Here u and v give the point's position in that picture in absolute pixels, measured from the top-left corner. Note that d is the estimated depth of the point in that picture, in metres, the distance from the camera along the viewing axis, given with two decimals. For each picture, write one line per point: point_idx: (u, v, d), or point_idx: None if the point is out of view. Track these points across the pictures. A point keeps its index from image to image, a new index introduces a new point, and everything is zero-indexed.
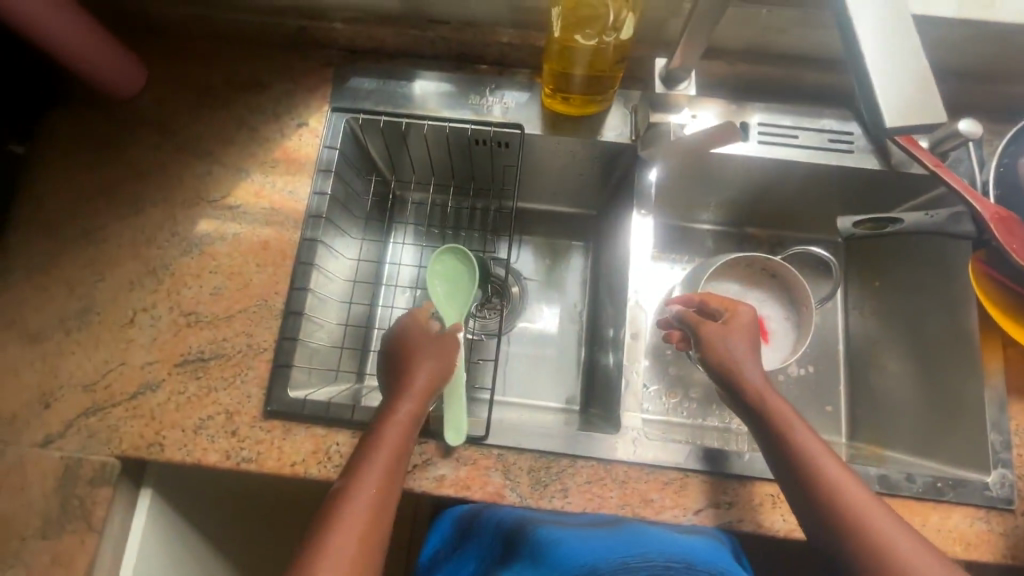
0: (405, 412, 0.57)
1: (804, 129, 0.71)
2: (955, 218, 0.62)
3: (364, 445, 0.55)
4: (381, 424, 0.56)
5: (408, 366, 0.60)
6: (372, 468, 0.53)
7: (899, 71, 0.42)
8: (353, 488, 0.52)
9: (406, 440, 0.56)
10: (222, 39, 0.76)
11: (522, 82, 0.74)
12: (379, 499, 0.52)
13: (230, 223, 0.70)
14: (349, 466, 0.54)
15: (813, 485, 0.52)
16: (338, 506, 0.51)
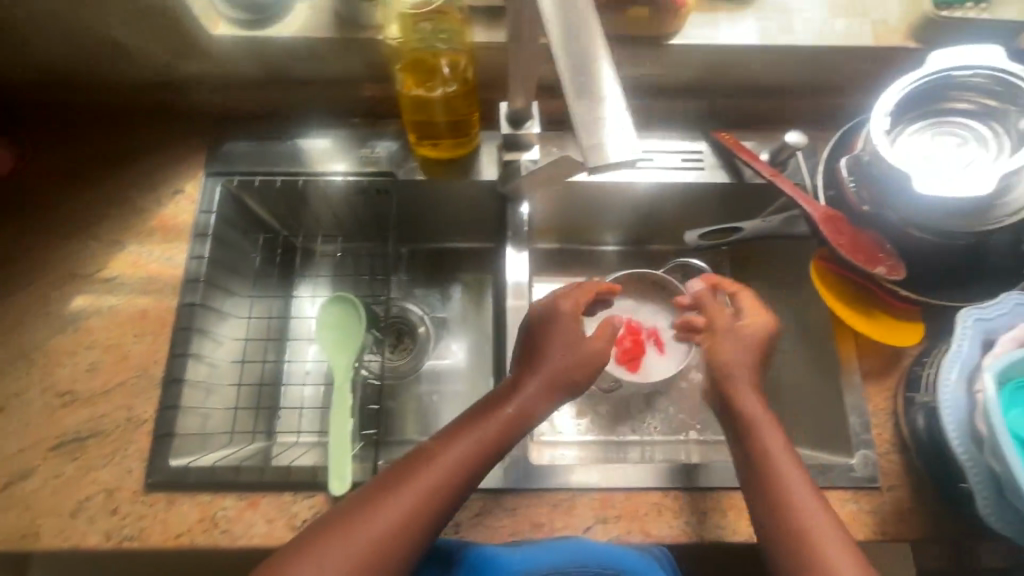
0: (518, 403, 0.58)
1: (657, 151, 0.75)
2: (788, 221, 0.69)
3: (464, 425, 0.57)
4: (492, 411, 0.58)
5: (541, 357, 0.60)
6: (457, 448, 0.55)
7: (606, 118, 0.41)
8: (436, 458, 0.54)
9: (505, 433, 0.57)
10: (91, 115, 0.76)
11: (391, 131, 0.77)
12: (449, 479, 0.53)
13: (105, 296, 0.70)
14: (443, 433, 0.57)
15: (777, 467, 0.55)
16: (416, 470, 0.53)
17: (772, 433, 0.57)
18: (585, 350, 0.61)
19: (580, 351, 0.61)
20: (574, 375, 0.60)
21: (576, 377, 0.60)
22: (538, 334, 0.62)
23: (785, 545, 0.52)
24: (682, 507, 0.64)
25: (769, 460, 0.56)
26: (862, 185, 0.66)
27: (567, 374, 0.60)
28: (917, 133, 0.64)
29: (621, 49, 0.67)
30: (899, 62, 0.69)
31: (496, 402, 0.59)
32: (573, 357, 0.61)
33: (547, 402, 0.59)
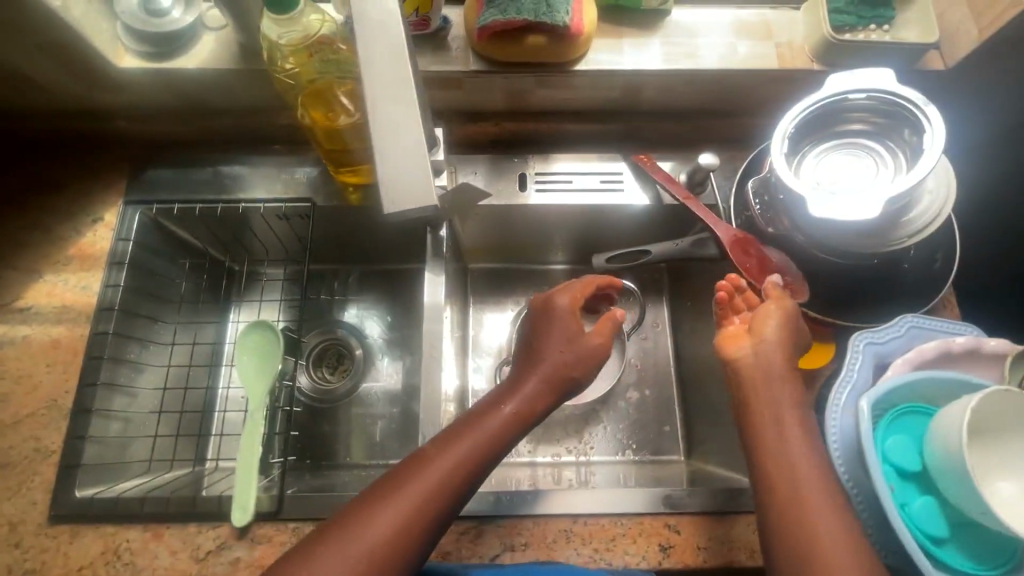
0: (522, 400, 0.59)
1: (577, 174, 0.77)
2: (699, 242, 0.72)
3: (462, 423, 0.56)
4: (492, 409, 0.57)
5: (544, 352, 0.61)
6: (461, 444, 0.54)
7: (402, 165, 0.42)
8: (437, 454, 0.53)
9: (507, 432, 0.57)
10: (15, 145, 0.77)
11: (313, 157, 0.78)
12: (452, 476, 0.52)
13: (19, 326, 0.70)
14: (446, 433, 0.56)
15: (783, 455, 0.50)
16: (419, 467, 0.52)
17: (787, 420, 0.52)
18: (584, 347, 0.61)
19: (578, 349, 0.61)
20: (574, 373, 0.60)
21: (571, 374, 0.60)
22: (543, 333, 0.63)
23: (789, 541, 0.46)
24: (591, 533, 0.63)
25: (769, 449, 0.51)
26: (767, 207, 0.66)
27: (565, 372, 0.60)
28: (817, 156, 0.65)
29: (526, 75, 0.68)
30: (802, 84, 0.70)
31: (497, 400, 0.59)
32: (571, 355, 0.61)
33: (547, 400, 0.60)
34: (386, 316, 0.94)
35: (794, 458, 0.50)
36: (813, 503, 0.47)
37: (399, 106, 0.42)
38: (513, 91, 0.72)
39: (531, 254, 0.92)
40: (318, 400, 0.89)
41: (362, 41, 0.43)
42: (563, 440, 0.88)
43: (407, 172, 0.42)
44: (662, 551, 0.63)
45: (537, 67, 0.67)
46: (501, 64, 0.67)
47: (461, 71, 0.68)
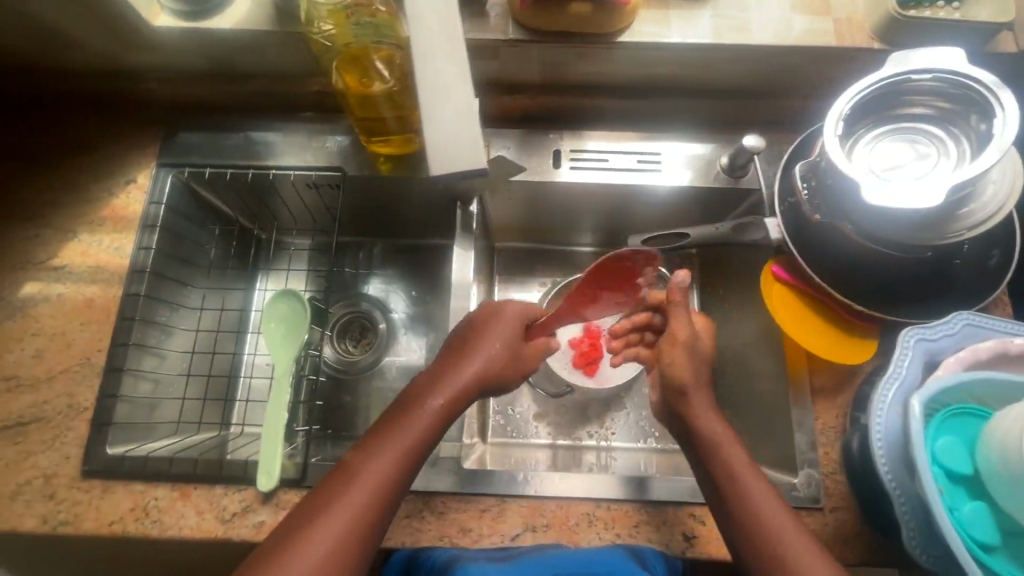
0: (447, 395, 0.59)
1: (614, 152, 0.75)
2: (741, 228, 0.68)
3: (388, 427, 0.56)
4: (414, 409, 0.57)
5: (468, 346, 0.63)
6: (394, 450, 0.54)
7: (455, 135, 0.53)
8: (367, 464, 0.53)
9: (433, 426, 0.57)
10: (52, 104, 0.77)
11: (345, 127, 0.76)
12: (385, 484, 0.52)
13: (55, 284, 0.70)
14: (367, 437, 0.56)
15: (744, 509, 0.52)
16: (352, 479, 0.52)
17: (741, 465, 0.55)
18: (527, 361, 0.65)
19: (518, 360, 0.64)
20: (504, 367, 0.63)
21: (496, 371, 0.62)
22: (468, 329, 0.65)
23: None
24: (613, 519, 0.62)
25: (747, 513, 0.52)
26: (815, 194, 0.63)
27: (487, 373, 0.62)
28: (871, 140, 0.61)
29: (566, 46, 0.65)
30: (859, 64, 0.66)
31: (418, 398, 0.59)
32: (500, 354, 0.63)
33: (469, 393, 0.60)
34: (411, 290, 0.94)
35: (773, 522, 0.51)
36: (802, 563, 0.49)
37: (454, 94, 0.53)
38: (551, 64, 0.70)
39: (558, 235, 0.90)
40: (342, 372, 0.89)
41: (419, 43, 0.54)
42: (584, 424, 0.87)
43: (456, 140, 0.53)
44: (686, 541, 0.62)
45: (578, 38, 0.64)
46: (541, 34, 0.64)
47: (499, 40, 0.65)
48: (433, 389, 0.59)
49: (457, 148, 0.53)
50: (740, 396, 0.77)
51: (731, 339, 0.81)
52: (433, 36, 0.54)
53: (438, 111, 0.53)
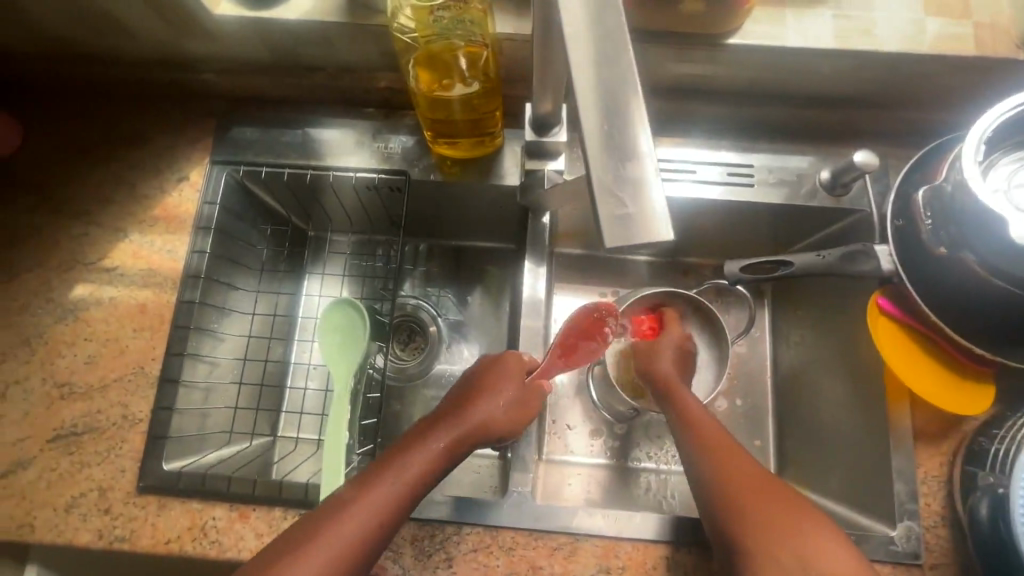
0: (449, 437, 0.54)
1: (701, 163, 0.68)
2: (850, 258, 0.60)
3: (382, 465, 0.51)
4: (412, 448, 0.53)
5: (483, 387, 0.59)
6: (383, 489, 0.49)
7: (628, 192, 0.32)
8: (352, 501, 0.48)
9: (434, 470, 0.53)
10: (102, 93, 0.73)
11: (408, 125, 0.71)
12: (367, 527, 0.48)
13: (106, 286, 0.67)
14: (368, 470, 0.52)
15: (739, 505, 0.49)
16: (332, 517, 0.47)
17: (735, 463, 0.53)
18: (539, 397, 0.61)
19: (535, 404, 0.61)
20: (510, 417, 0.59)
21: (501, 418, 0.58)
22: (478, 372, 0.61)
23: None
24: (694, 564, 0.59)
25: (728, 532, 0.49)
26: (939, 222, 0.57)
27: (492, 420, 0.57)
28: (1008, 167, 0.56)
29: (664, 46, 0.59)
30: (995, 74, 0.59)
31: (418, 437, 0.54)
32: (508, 400, 0.59)
33: (472, 439, 0.56)
34: (464, 295, 0.89)
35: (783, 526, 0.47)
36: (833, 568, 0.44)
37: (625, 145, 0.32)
38: (641, 65, 0.63)
39: None
40: (391, 379, 0.85)
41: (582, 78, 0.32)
42: (643, 441, 0.82)
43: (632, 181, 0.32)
44: None
45: (679, 38, 0.58)
46: (639, 33, 0.58)
47: None
48: (434, 431, 0.55)
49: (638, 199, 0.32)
50: (821, 429, 0.72)
51: (811, 366, 0.76)
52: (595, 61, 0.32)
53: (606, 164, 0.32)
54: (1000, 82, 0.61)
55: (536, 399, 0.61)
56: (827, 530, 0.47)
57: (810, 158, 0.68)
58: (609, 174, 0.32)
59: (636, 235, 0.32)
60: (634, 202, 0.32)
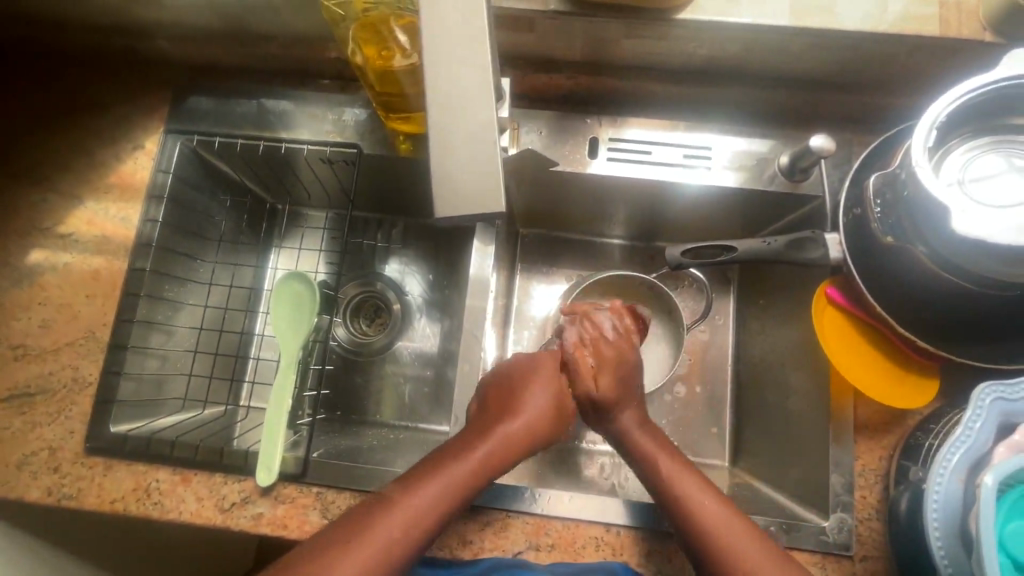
0: (497, 449, 0.56)
1: (658, 144, 0.67)
2: (797, 245, 0.60)
3: (427, 471, 0.53)
4: (461, 455, 0.54)
5: (523, 395, 0.60)
6: (434, 492, 0.51)
7: (468, 169, 0.41)
8: (400, 501, 0.50)
9: (477, 482, 0.54)
10: (64, 59, 0.74)
11: (363, 98, 0.71)
12: (412, 530, 0.49)
13: (61, 252, 0.68)
14: (414, 472, 0.53)
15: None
16: (381, 515, 0.49)
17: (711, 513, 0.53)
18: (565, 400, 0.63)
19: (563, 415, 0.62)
20: (545, 422, 0.61)
21: (539, 429, 0.60)
22: (515, 379, 0.62)
23: None
24: (623, 545, 0.59)
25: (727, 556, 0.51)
26: (888, 210, 0.54)
27: (533, 432, 0.59)
28: (964, 154, 0.54)
29: (612, 20, 0.58)
30: (957, 56, 0.57)
31: (466, 443, 0.56)
32: (545, 411, 0.61)
33: (516, 453, 0.57)
34: (428, 273, 0.88)
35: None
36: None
37: (472, 140, 0.41)
38: (595, 39, 0.62)
39: (587, 225, 0.83)
40: (355, 353, 0.85)
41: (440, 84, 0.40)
42: (602, 425, 0.79)
43: (472, 169, 0.40)
44: None
45: (628, 12, 0.56)
46: (588, 6, 0.56)
47: (538, 11, 0.58)
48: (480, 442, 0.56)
49: (472, 184, 0.40)
50: (772, 417, 0.71)
51: (766, 352, 0.75)
52: (464, 82, 0.40)
53: (454, 150, 0.41)
54: (964, 64, 0.58)
55: (569, 405, 0.64)
56: (746, 534, 0.52)
57: (771, 142, 0.67)
58: (447, 158, 0.41)
59: (464, 205, 0.41)
60: (466, 180, 0.41)
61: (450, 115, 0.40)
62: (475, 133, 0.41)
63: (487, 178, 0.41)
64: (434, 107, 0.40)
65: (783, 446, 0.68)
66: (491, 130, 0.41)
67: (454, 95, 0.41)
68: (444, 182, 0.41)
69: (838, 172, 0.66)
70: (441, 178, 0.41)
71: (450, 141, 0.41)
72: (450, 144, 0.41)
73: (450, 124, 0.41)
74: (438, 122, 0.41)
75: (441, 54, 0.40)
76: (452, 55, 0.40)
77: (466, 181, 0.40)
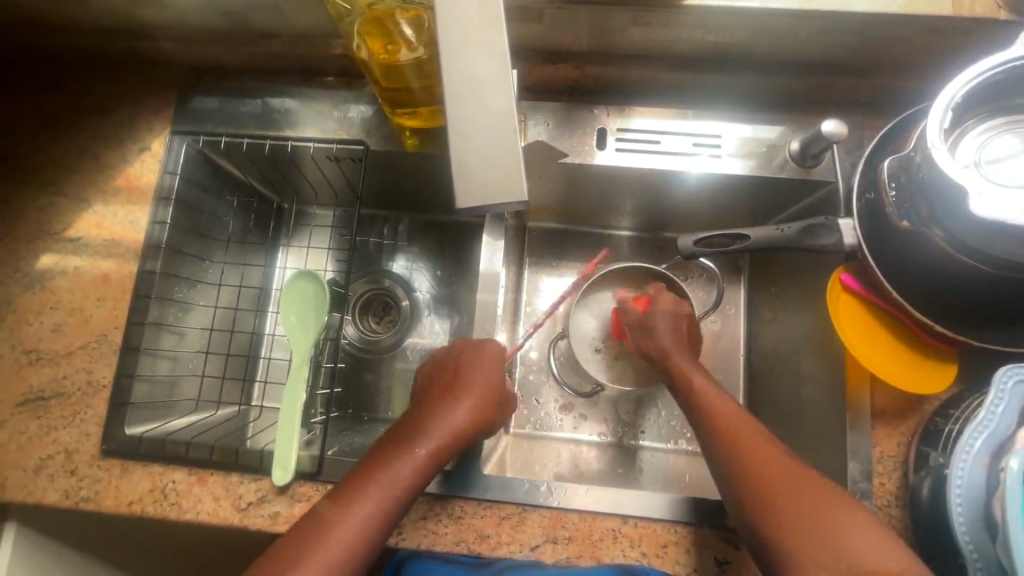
0: (445, 427, 0.55)
1: (665, 133, 0.67)
2: (810, 231, 0.60)
3: (370, 465, 0.52)
4: (396, 458, 0.52)
5: (460, 383, 0.59)
6: (358, 515, 0.49)
7: (492, 166, 0.43)
8: (333, 523, 0.48)
9: (416, 482, 0.52)
10: (68, 62, 0.73)
11: (367, 94, 0.70)
12: (353, 545, 0.48)
13: (71, 256, 0.68)
14: (343, 490, 0.50)
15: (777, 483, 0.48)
16: (317, 538, 0.47)
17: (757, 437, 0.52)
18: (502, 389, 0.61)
19: (501, 397, 0.60)
20: (487, 411, 0.58)
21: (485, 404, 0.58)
22: (453, 372, 0.60)
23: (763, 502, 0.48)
24: (640, 537, 0.59)
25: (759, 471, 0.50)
26: (903, 195, 0.54)
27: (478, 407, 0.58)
28: (980, 135, 0.53)
29: (618, 8, 0.57)
30: (970, 35, 0.56)
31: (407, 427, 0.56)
32: (483, 400, 0.58)
33: (457, 444, 0.55)
34: (436, 269, 0.88)
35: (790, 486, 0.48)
36: (762, 459, 0.50)
37: (492, 137, 0.43)
38: (601, 29, 0.62)
39: (594, 218, 0.83)
40: (365, 351, 0.85)
41: (460, 82, 0.43)
42: (614, 419, 0.79)
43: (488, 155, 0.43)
44: (717, 566, 0.58)
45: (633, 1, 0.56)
46: None
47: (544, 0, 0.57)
48: (417, 432, 0.55)
49: (488, 172, 0.43)
50: (786, 405, 0.71)
51: (779, 341, 0.74)
52: (487, 78, 0.43)
53: (476, 144, 0.43)
54: (977, 44, 0.58)
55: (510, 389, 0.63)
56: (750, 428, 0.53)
57: (781, 129, 0.66)
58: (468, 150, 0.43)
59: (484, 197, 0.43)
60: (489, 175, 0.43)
61: (470, 108, 0.43)
62: (491, 122, 0.43)
63: (508, 172, 0.43)
64: (451, 96, 0.43)
65: (799, 434, 0.68)
66: (510, 120, 0.43)
67: (466, 85, 0.43)
68: (464, 175, 0.43)
69: (850, 156, 0.66)
70: (461, 172, 0.43)
71: (470, 134, 0.43)
72: (471, 138, 0.43)
73: (468, 118, 0.43)
74: (459, 117, 0.43)
75: (460, 52, 0.43)
76: (469, 53, 0.43)
77: (482, 170, 0.43)
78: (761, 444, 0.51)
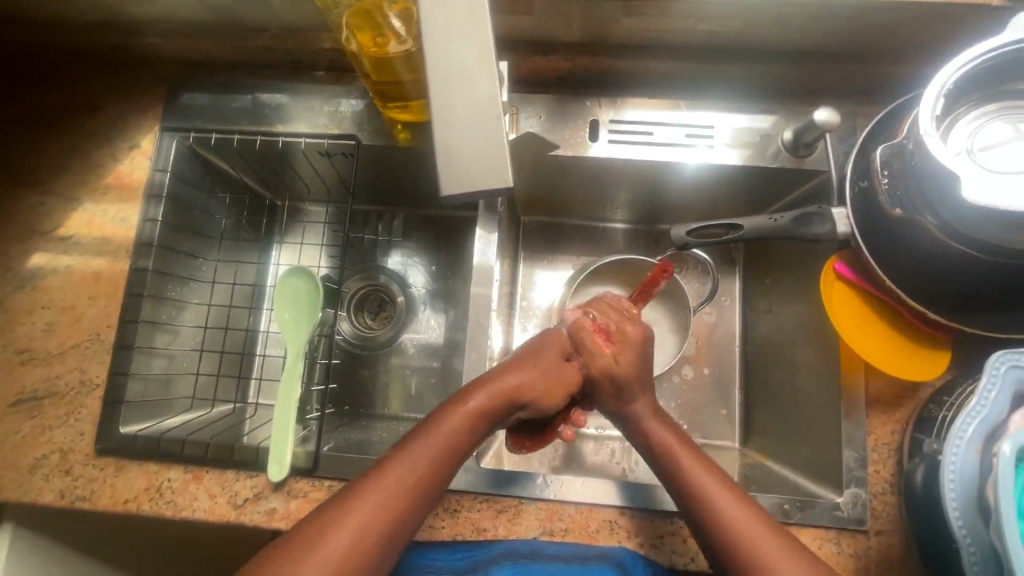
0: (503, 387, 0.56)
1: (658, 124, 0.66)
2: (803, 220, 0.60)
3: (429, 418, 0.54)
4: (452, 409, 0.54)
5: (533, 353, 0.59)
6: (411, 458, 0.50)
7: (480, 149, 0.45)
8: (390, 464, 0.50)
9: (467, 436, 0.53)
10: (54, 60, 0.73)
11: (358, 88, 0.70)
12: (402, 488, 0.49)
13: (62, 255, 0.68)
14: (405, 437, 0.53)
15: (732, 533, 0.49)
16: (373, 478, 0.49)
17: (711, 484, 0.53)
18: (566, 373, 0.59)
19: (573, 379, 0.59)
20: (553, 383, 0.58)
21: (536, 388, 0.57)
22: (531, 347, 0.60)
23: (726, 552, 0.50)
24: (637, 527, 0.59)
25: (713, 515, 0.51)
26: (896, 182, 0.54)
27: (529, 390, 0.57)
28: (972, 122, 0.53)
29: None
30: (961, 20, 0.56)
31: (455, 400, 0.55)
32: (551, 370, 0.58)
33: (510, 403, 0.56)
34: (431, 264, 0.88)
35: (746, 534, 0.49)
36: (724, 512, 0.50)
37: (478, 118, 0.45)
38: (592, 19, 0.61)
39: (588, 210, 0.82)
40: (361, 347, 0.85)
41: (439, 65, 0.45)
42: None
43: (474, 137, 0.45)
44: None
45: None
46: None
47: None
48: (480, 385, 0.56)
49: (475, 157, 0.45)
50: (781, 395, 0.71)
51: (774, 332, 0.74)
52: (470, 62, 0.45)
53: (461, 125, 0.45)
54: (969, 29, 0.58)
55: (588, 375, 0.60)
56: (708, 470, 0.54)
57: (774, 118, 0.66)
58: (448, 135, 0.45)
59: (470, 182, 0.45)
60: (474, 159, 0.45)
61: (452, 91, 0.45)
62: (477, 106, 0.45)
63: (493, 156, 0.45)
64: (434, 80, 0.45)
65: (793, 423, 0.68)
66: (493, 101, 0.45)
67: (447, 67, 0.45)
68: (450, 161, 0.45)
69: (844, 145, 0.65)
70: (447, 158, 0.45)
71: (452, 118, 0.45)
72: (452, 119, 0.45)
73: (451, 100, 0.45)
74: (442, 97, 0.45)
75: (437, 36, 0.45)
76: (448, 36, 0.45)
77: (465, 156, 0.45)
78: (728, 496, 0.51)
